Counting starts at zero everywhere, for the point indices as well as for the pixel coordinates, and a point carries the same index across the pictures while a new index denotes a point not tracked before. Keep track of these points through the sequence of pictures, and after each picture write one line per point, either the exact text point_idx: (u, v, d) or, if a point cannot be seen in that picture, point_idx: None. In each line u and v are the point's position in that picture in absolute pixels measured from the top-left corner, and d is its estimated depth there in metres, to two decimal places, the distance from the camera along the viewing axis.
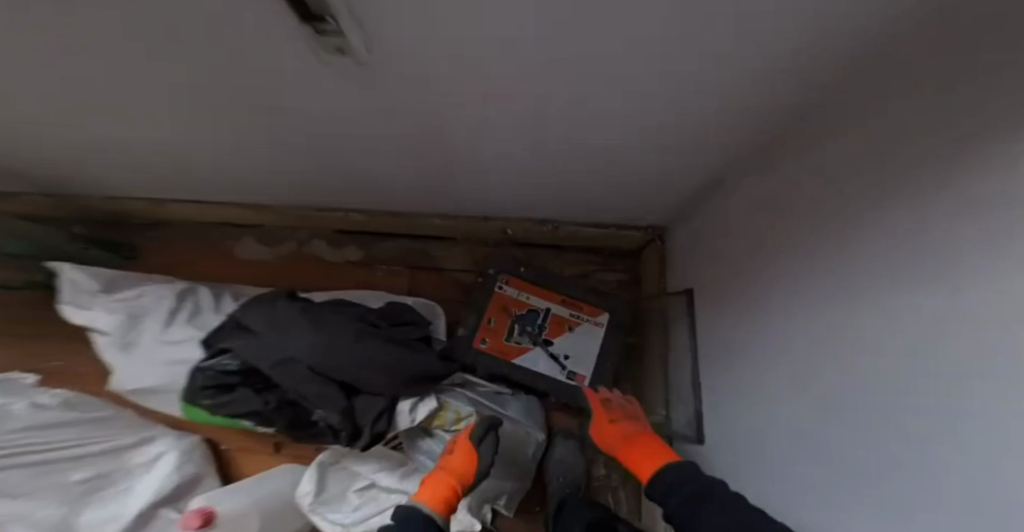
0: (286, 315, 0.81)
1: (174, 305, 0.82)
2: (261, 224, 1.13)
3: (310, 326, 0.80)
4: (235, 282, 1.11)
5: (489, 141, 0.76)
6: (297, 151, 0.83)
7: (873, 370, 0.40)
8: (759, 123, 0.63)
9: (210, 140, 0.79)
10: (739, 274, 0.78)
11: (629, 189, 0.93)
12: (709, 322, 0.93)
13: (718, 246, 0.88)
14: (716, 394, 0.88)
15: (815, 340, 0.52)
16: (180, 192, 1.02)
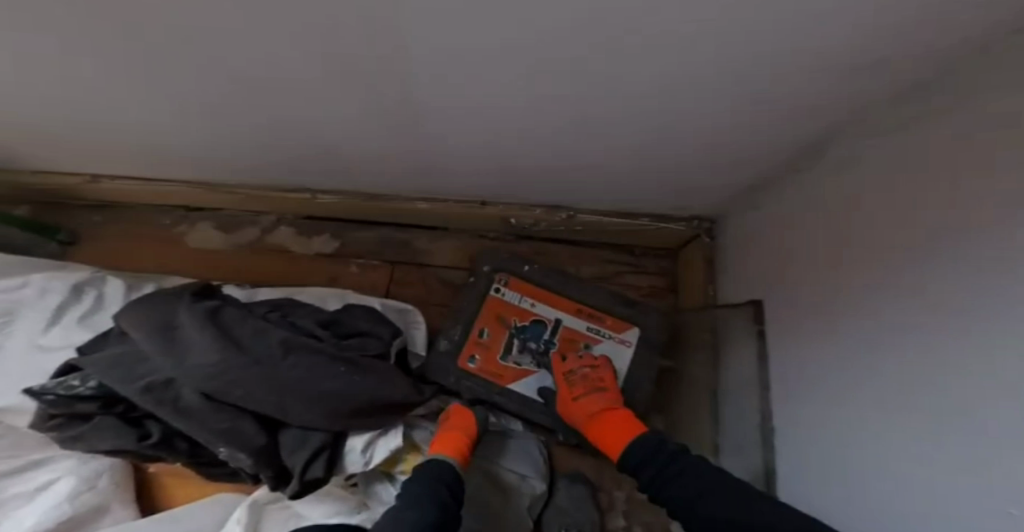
0: (189, 323, 0.62)
1: (65, 302, 0.77)
2: (217, 207, 0.98)
3: (202, 339, 0.60)
4: (183, 275, 0.96)
5: (472, 93, 0.55)
6: (239, 114, 0.65)
7: (943, 364, 0.37)
8: (886, 42, 0.38)
9: (135, 101, 0.63)
10: (854, 274, 0.53)
11: (670, 154, 0.69)
12: (784, 347, 0.68)
13: (811, 240, 0.63)
14: (798, 448, 0.63)
15: (916, 338, 0.41)
16: (124, 170, 0.87)
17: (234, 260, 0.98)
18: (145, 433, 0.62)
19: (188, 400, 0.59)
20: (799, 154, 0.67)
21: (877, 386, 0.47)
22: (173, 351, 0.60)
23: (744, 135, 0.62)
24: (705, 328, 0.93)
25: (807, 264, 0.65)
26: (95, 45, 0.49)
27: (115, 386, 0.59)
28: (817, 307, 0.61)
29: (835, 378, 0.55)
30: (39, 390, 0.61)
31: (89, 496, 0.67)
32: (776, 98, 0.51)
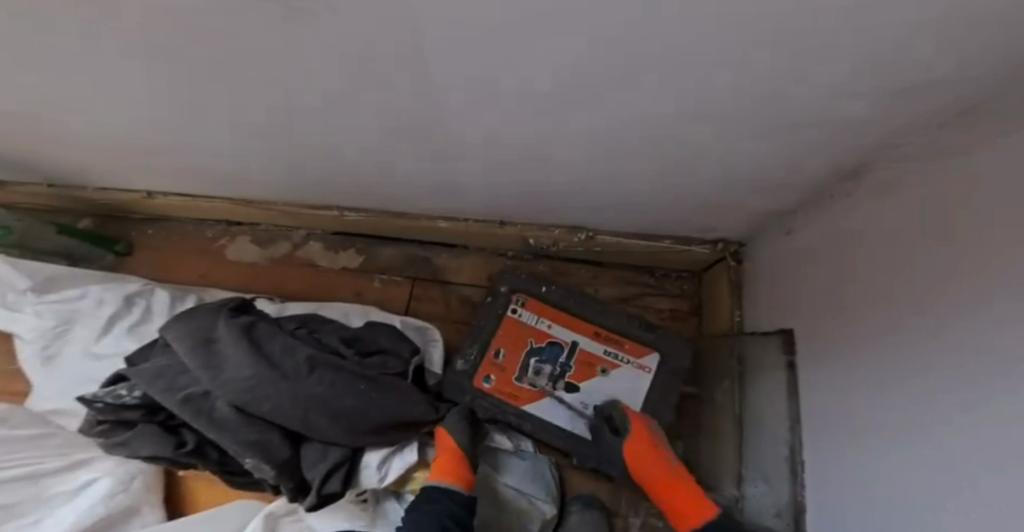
0: (227, 337, 0.66)
1: (117, 311, 0.84)
2: (254, 222, 1.04)
3: (237, 354, 0.64)
4: (222, 287, 1.03)
5: (490, 109, 0.56)
6: (274, 130, 0.69)
7: (964, 384, 0.36)
8: (913, 67, 0.37)
9: (182, 119, 0.68)
10: (893, 304, 0.49)
11: (694, 171, 0.68)
12: (811, 378, 0.65)
13: (843, 271, 0.61)
14: (825, 485, 0.59)
15: (940, 367, 0.40)
16: (173, 186, 0.94)
17: (267, 274, 1.04)
18: (180, 441, 0.66)
19: (221, 412, 0.63)
20: (827, 179, 0.64)
21: (908, 424, 0.44)
22: (210, 364, 0.64)
23: (769, 154, 0.60)
24: (730, 355, 0.89)
25: (839, 293, 0.61)
26: (149, 68, 0.54)
27: (157, 395, 0.64)
28: (849, 338, 0.57)
29: (869, 414, 0.51)
30: (91, 398, 0.66)
31: (123, 497, 0.76)
32: (799, 119, 0.50)
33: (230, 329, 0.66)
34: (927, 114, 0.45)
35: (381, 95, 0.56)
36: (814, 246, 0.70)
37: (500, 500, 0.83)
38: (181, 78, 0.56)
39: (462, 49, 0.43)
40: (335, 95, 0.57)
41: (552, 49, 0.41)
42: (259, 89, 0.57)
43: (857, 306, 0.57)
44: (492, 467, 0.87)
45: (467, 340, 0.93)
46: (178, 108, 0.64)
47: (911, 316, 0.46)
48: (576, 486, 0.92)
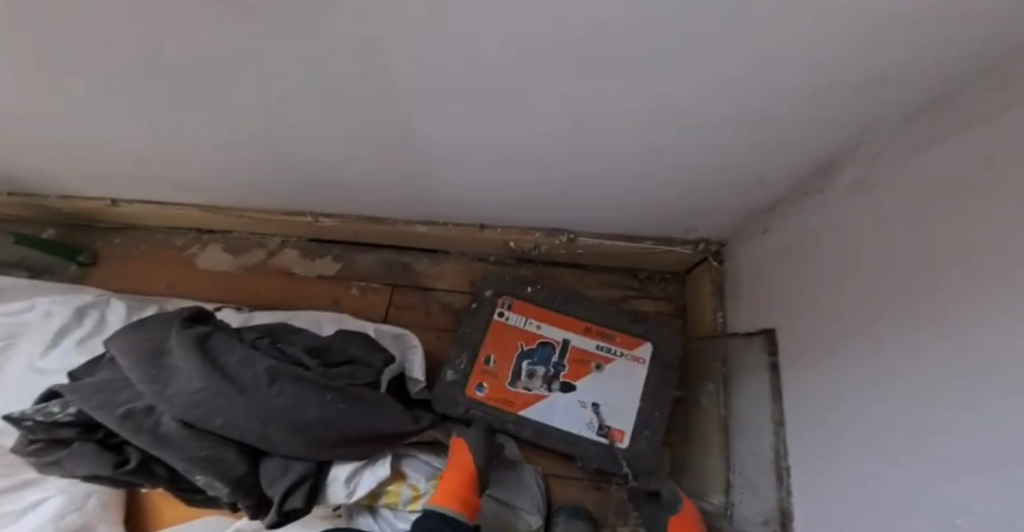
0: (176, 349, 0.63)
1: (67, 322, 0.80)
2: (224, 229, 1.01)
3: (187, 366, 0.61)
4: (190, 297, 0.99)
5: (452, 110, 0.55)
6: (235, 135, 0.67)
7: (954, 364, 0.34)
8: (871, 53, 0.36)
9: (135, 123, 0.65)
10: (870, 305, 0.48)
11: (669, 169, 0.66)
12: (793, 380, 0.63)
13: (820, 268, 0.60)
14: (806, 488, 0.58)
15: (928, 350, 0.37)
16: (138, 194, 0.90)
17: (240, 282, 1.00)
18: (122, 459, 0.63)
19: (166, 427, 0.59)
20: (804, 175, 0.63)
21: (889, 430, 0.42)
22: (157, 377, 0.60)
23: (743, 151, 0.59)
24: (716, 359, 0.88)
25: (818, 290, 0.60)
26: (93, 70, 0.52)
27: (94, 412, 0.60)
28: (829, 339, 0.56)
29: (849, 419, 0.50)
30: (20, 416, 0.62)
31: (74, 517, 0.72)
32: (767, 113, 0.48)
33: (182, 340, 0.63)
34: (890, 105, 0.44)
35: (340, 97, 0.54)
36: (791, 245, 0.69)
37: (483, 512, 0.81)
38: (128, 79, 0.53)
39: (419, 45, 0.41)
40: (293, 96, 0.54)
41: (506, 45, 0.40)
42: (213, 90, 0.54)
43: (837, 304, 0.55)
44: None
45: (453, 346, 0.91)
46: (130, 111, 0.61)
47: (885, 314, 0.45)
48: (563, 495, 0.91)
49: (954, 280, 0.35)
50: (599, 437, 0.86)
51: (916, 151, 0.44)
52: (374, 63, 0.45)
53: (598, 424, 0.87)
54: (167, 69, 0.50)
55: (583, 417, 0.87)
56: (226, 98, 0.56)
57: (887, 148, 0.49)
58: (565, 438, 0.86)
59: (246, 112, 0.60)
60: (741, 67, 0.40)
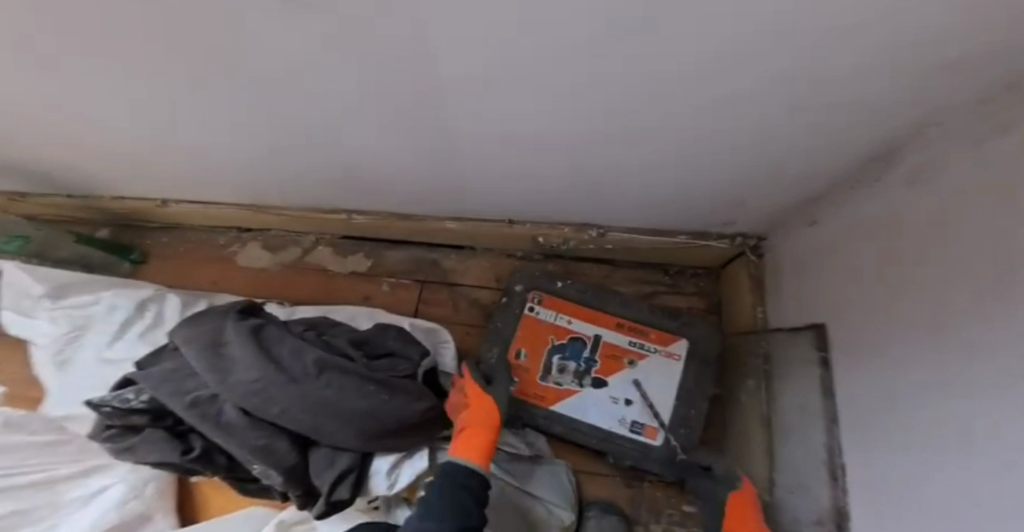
0: (236, 340, 0.65)
1: (131, 315, 0.85)
2: (263, 228, 1.04)
3: (245, 357, 0.63)
4: (230, 293, 1.03)
5: (490, 111, 0.55)
6: (277, 137, 0.69)
7: (1004, 360, 0.33)
8: (928, 50, 0.35)
9: (184, 126, 0.67)
10: (918, 301, 0.47)
11: (704, 165, 0.65)
12: (843, 378, 0.62)
13: (871, 262, 0.58)
14: (854, 489, 0.57)
15: (979, 348, 0.36)
16: (184, 195, 0.95)
17: (277, 280, 1.04)
18: (187, 447, 0.66)
19: (228, 416, 0.62)
20: (851, 169, 0.61)
21: (939, 429, 0.42)
22: (219, 367, 0.63)
23: (785, 143, 0.57)
24: (756, 354, 0.86)
25: (869, 284, 0.58)
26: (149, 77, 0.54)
27: (165, 399, 0.64)
28: (882, 335, 0.54)
29: (898, 418, 0.49)
30: (98, 402, 0.66)
31: (135, 503, 0.77)
32: (815, 105, 0.47)
33: (240, 332, 0.65)
34: (940, 104, 0.43)
35: (381, 98, 0.55)
36: (839, 235, 0.67)
37: (516, 507, 0.81)
38: (181, 84, 0.55)
39: (465, 48, 0.42)
40: (336, 98, 0.56)
41: (553, 49, 0.40)
42: (259, 94, 0.56)
43: (890, 298, 0.53)
44: (507, 469, 0.85)
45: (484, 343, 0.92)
46: (180, 115, 0.64)
47: (934, 309, 0.44)
48: (594, 493, 0.92)
49: (1001, 282, 0.35)
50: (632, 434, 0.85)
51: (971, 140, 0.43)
52: (417, 65, 0.46)
53: (632, 421, 0.86)
54: (218, 74, 0.52)
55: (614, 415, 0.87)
56: (274, 102, 0.58)
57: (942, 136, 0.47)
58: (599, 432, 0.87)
59: (289, 114, 0.61)
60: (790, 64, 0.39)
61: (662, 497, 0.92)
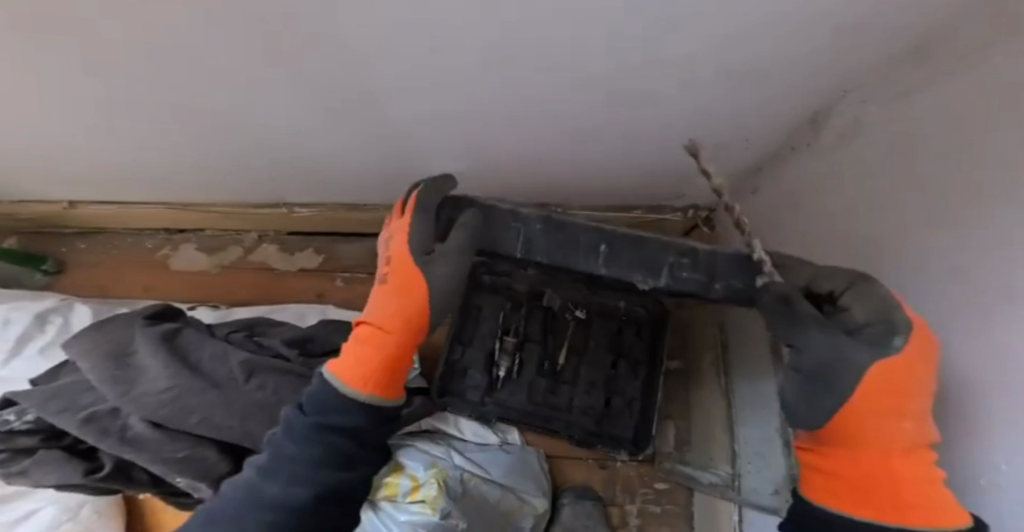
0: (143, 347, 0.60)
1: (31, 330, 0.76)
2: (196, 227, 0.96)
3: (154, 364, 0.59)
4: (163, 299, 0.95)
5: (431, 82, 0.52)
6: (201, 121, 0.63)
7: (1001, 301, 0.32)
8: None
9: (88, 112, 0.60)
10: (883, 257, 0.48)
11: (650, 133, 0.64)
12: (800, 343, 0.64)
13: (826, 226, 0.59)
14: None
15: (974, 295, 0.35)
16: (100, 194, 0.86)
17: (215, 282, 0.96)
18: (94, 465, 0.60)
19: (135, 429, 0.56)
20: (791, 127, 0.63)
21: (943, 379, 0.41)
22: (120, 378, 0.58)
23: (726, 102, 0.57)
24: (713, 325, 0.90)
25: (829, 238, 0.58)
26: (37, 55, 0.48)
27: (53, 418, 0.57)
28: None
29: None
30: None
31: (69, 526, 0.70)
32: (750, 67, 0.47)
33: (149, 338, 0.61)
34: (880, 42, 0.43)
35: (309, 72, 0.51)
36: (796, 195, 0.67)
37: (484, 500, 0.78)
38: (76, 62, 0.49)
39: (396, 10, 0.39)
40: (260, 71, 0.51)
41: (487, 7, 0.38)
42: (175, 71, 0.51)
43: (852, 251, 0.54)
44: (475, 460, 0.83)
45: (465, 322, 0.90)
46: (80, 99, 0.57)
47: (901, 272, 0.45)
48: (567, 477, 0.92)
49: (957, 242, 0.37)
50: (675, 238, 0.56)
51: (923, 91, 0.43)
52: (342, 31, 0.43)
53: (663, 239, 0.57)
54: (110, 47, 0.46)
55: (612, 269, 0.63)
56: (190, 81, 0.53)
57: (886, 87, 0.49)
58: (637, 253, 0.56)
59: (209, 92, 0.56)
60: (726, 15, 0.39)
61: (635, 476, 0.92)
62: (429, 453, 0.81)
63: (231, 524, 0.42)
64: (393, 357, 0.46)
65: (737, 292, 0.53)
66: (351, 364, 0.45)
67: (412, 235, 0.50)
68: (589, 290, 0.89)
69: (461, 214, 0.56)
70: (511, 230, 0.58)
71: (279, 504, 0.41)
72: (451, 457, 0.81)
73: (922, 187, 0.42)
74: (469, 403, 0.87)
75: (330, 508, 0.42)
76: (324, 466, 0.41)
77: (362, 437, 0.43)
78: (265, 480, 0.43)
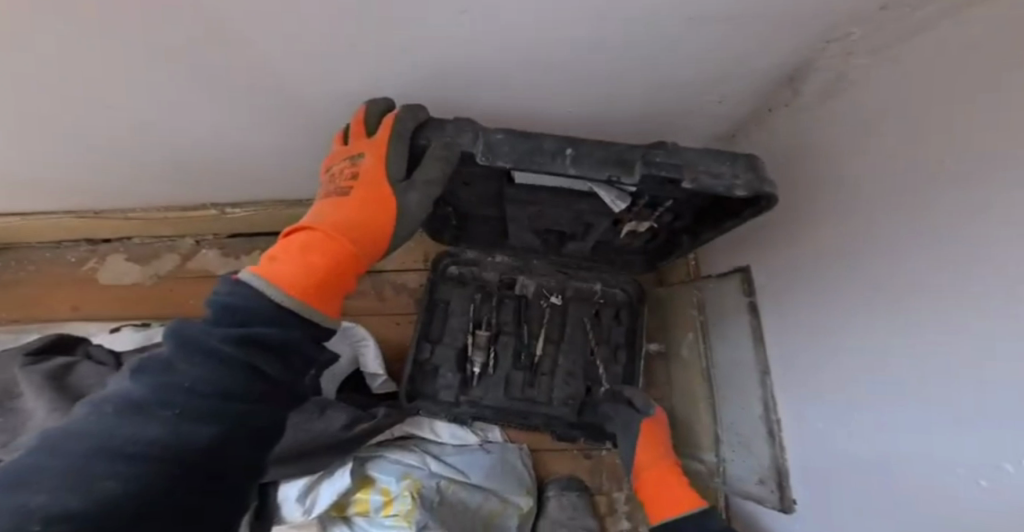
0: (24, 393, 0.61)
1: None
2: (125, 234, 0.87)
3: (36, 406, 0.58)
4: (97, 317, 0.86)
5: (364, 42, 0.45)
6: (102, 114, 0.55)
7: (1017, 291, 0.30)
8: None
9: (30, 115, 0.53)
10: (874, 228, 0.47)
11: (609, 99, 0.59)
12: (795, 319, 0.61)
13: (831, 196, 0.54)
14: (817, 432, 0.56)
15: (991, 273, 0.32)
16: (5, 205, 0.75)
17: (152, 294, 0.87)
18: None
19: None
20: (769, 89, 0.62)
21: (928, 367, 0.39)
22: (6, 426, 0.59)
23: (699, 55, 0.51)
24: (690, 304, 0.87)
25: (822, 196, 0.56)
26: None
27: None
28: (844, 257, 0.52)
29: (825, 376, 0.55)
30: None
31: None
32: (728, 13, 0.44)
33: (33, 378, 0.61)
34: None
35: (210, 40, 0.43)
36: (782, 159, 0.64)
37: (462, 506, 0.76)
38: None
39: None
40: (179, 50, 0.44)
41: None
42: (89, 59, 0.44)
43: (855, 220, 0.50)
44: (451, 464, 0.79)
45: (431, 318, 0.84)
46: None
47: (892, 247, 0.44)
48: (552, 468, 0.89)
49: (930, 262, 0.39)
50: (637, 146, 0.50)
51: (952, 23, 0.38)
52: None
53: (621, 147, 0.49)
54: None
55: (583, 183, 0.58)
56: (73, 65, 0.45)
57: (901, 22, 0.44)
58: (604, 153, 0.49)
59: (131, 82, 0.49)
60: None
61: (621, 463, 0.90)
62: (401, 463, 0.77)
63: (55, 485, 0.22)
64: (328, 273, 0.38)
65: (714, 191, 0.48)
66: (287, 267, 0.36)
67: (391, 157, 0.47)
68: (564, 274, 0.83)
69: (433, 133, 0.49)
70: (467, 133, 0.49)
71: (157, 446, 0.25)
72: (427, 465, 0.78)
73: (915, 159, 0.42)
74: (443, 405, 0.82)
75: (230, 457, 0.28)
76: (237, 396, 0.28)
77: (287, 362, 0.31)
78: (127, 417, 0.25)
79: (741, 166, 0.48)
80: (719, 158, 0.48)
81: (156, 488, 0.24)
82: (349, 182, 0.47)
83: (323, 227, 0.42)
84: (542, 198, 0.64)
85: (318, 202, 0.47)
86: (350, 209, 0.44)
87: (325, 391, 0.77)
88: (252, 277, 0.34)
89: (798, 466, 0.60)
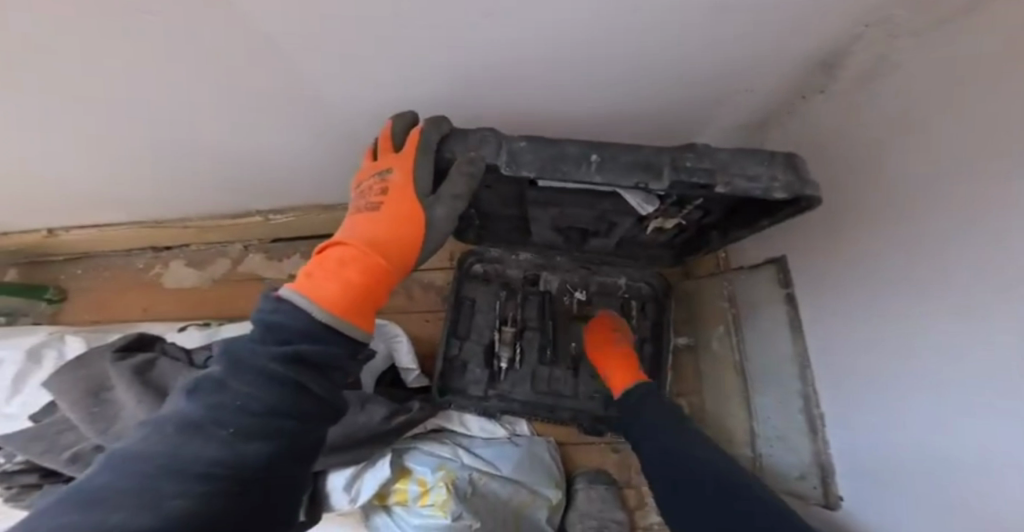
0: (107, 385, 0.70)
1: (23, 369, 0.80)
2: (182, 242, 0.96)
3: (120, 395, 0.67)
4: (165, 318, 0.95)
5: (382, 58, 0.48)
6: (162, 132, 0.61)
7: None
8: None
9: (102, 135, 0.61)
10: (910, 217, 0.45)
11: (625, 94, 0.58)
12: (829, 312, 0.60)
13: (866, 184, 0.52)
14: (856, 427, 0.55)
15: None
16: (83, 218, 0.85)
17: (207, 296, 0.96)
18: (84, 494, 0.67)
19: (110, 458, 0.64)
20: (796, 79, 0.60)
21: (960, 364, 0.38)
22: (94, 413, 0.67)
23: (713, 50, 0.51)
24: (720, 297, 0.86)
25: (856, 185, 0.54)
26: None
27: (37, 458, 0.68)
28: (882, 245, 0.50)
29: (864, 366, 0.53)
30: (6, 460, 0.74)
31: None
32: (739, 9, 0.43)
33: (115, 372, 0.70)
34: None
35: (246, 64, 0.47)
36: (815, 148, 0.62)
37: (494, 497, 0.79)
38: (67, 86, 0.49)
39: None
40: (212, 66, 0.48)
41: None
42: (137, 75, 0.48)
43: (893, 210, 0.48)
44: (481, 455, 0.82)
45: (460, 317, 0.86)
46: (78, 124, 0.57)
47: (929, 241, 0.42)
48: (581, 461, 0.91)
49: (970, 257, 0.37)
50: (661, 147, 0.50)
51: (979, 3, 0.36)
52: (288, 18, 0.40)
53: (646, 151, 0.50)
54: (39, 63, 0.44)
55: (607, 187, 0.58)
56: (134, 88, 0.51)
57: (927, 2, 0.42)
58: (633, 156, 0.49)
59: (178, 96, 0.53)
60: None
61: None
62: (435, 455, 0.81)
63: (132, 503, 0.25)
64: (364, 287, 0.41)
65: (751, 194, 0.48)
66: (328, 285, 0.39)
67: (418, 171, 0.50)
68: (588, 269, 0.85)
69: (456, 145, 0.51)
70: (491, 144, 0.51)
71: (223, 465, 0.28)
72: (459, 456, 0.81)
73: (948, 155, 0.40)
74: (473, 398, 0.85)
75: (281, 467, 0.31)
76: (287, 413, 0.31)
77: (329, 377, 0.35)
78: (193, 435, 0.29)
79: (780, 165, 0.47)
80: (756, 158, 0.47)
81: (224, 506, 0.28)
82: (379, 196, 0.49)
83: (355, 241, 0.45)
84: (563, 198, 0.64)
85: (351, 216, 0.51)
86: (383, 225, 0.47)
87: (365, 385, 0.82)
88: (292, 296, 0.37)
89: (839, 456, 0.59)
